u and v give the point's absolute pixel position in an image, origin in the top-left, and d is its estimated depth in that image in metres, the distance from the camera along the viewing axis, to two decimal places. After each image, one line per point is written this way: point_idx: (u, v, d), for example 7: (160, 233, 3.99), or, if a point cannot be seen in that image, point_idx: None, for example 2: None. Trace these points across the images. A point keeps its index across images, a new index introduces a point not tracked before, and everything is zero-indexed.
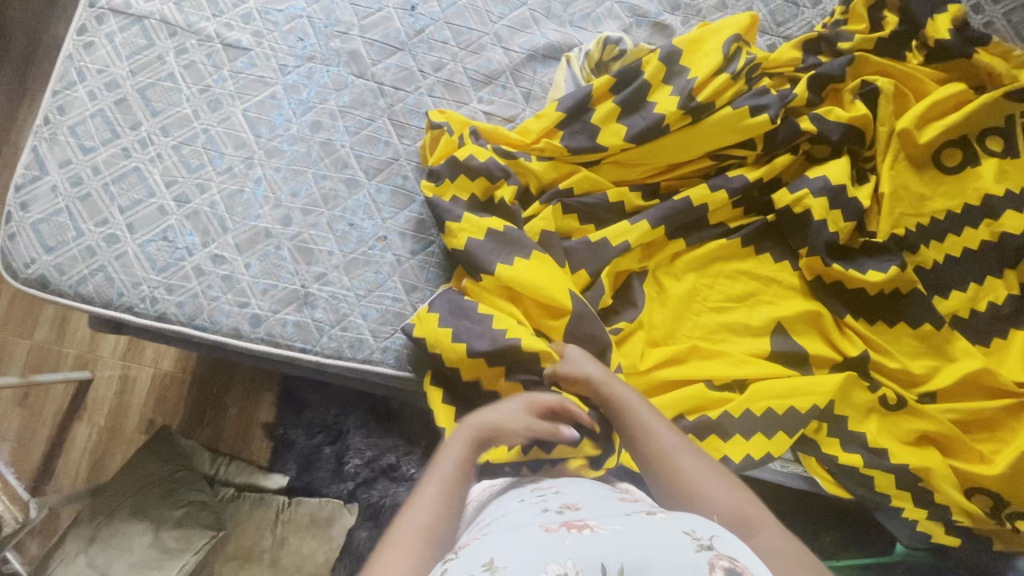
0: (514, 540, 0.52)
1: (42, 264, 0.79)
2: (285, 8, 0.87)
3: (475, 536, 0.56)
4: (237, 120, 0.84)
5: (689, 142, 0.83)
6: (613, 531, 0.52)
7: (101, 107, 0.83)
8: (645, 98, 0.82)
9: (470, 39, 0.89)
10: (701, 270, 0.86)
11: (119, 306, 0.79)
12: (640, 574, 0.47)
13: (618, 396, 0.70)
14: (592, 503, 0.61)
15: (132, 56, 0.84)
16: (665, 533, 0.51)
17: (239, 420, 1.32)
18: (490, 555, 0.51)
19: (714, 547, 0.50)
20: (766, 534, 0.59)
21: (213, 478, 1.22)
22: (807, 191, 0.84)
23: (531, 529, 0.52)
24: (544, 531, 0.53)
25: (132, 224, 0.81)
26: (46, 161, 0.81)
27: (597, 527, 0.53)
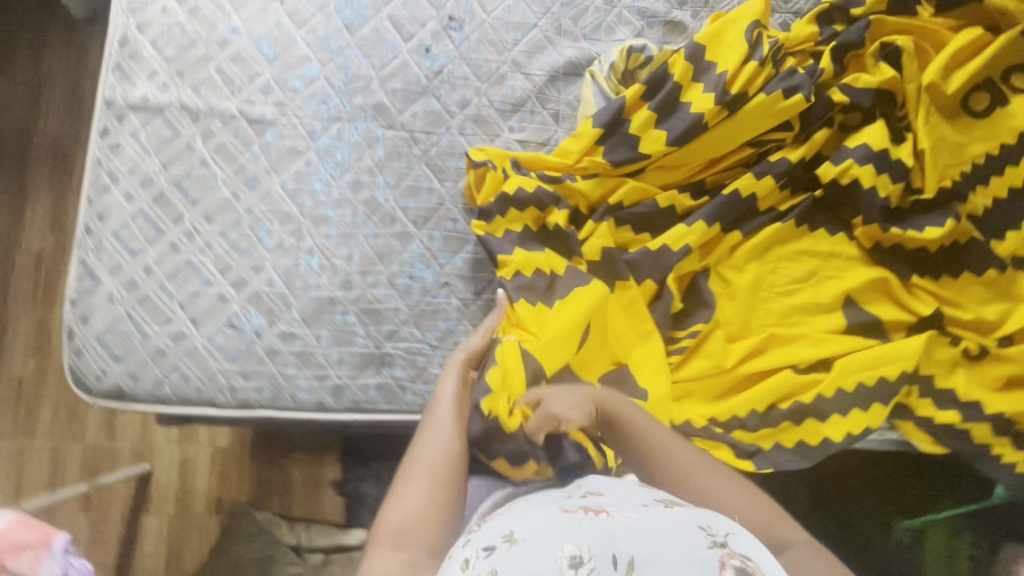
0: (532, 516, 0.53)
1: (115, 375, 0.78)
2: (301, 73, 0.86)
3: (494, 514, 0.58)
4: (277, 194, 0.84)
5: (729, 135, 0.83)
6: (629, 518, 0.51)
7: (140, 206, 0.82)
8: (679, 100, 0.82)
9: (490, 70, 0.89)
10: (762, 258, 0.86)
11: (199, 401, 0.79)
12: (653, 563, 0.47)
13: (627, 414, 0.70)
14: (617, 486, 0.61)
15: (160, 149, 0.83)
16: (684, 528, 0.51)
17: (306, 483, 1.31)
18: (508, 527, 0.52)
19: (728, 545, 0.50)
20: (790, 547, 0.64)
21: (296, 547, 1.14)
22: (851, 160, 0.85)
23: (551, 511, 0.53)
24: (563, 511, 0.54)
25: (196, 318, 0.80)
26: (96, 270, 0.80)
27: (612, 513, 0.53)
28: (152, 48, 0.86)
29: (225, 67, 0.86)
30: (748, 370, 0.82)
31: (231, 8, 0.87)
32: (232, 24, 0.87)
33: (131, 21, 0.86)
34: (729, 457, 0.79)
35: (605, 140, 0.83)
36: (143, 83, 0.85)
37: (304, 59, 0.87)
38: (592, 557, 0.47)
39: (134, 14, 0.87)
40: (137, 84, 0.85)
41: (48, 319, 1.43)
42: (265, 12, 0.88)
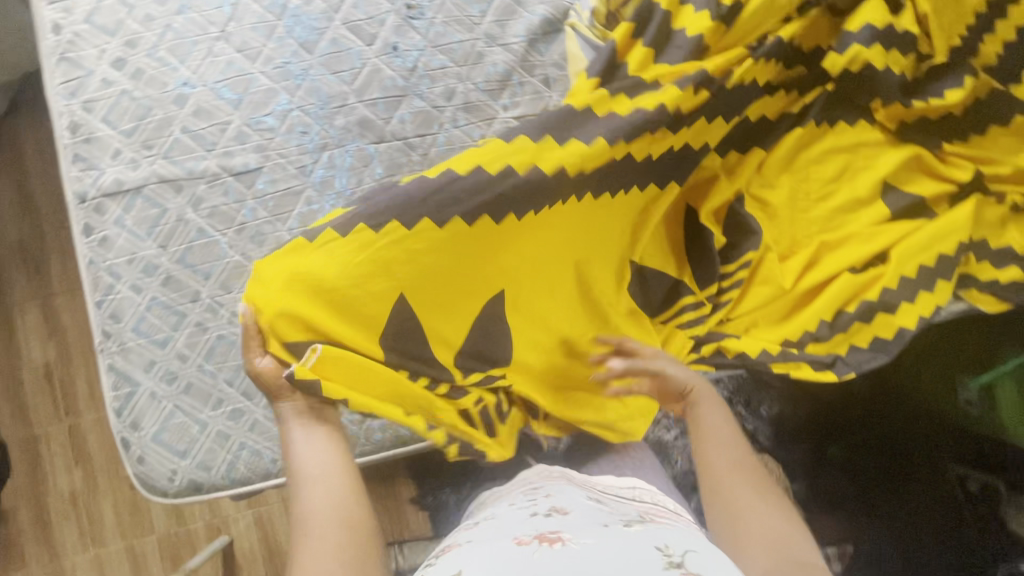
0: (484, 551, 0.51)
1: (185, 471, 0.75)
2: (272, 109, 0.80)
3: (451, 547, 0.56)
4: (288, 242, 0.79)
5: (729, 52, 0.79)
6: (584, 545, 0.51)
7: (152, 295, 0.77)
8: (672, 29, 0.78)
9: (465, 51, 0.83)
10: (788, 169, 0.84)
11: (278, 471, 0.77)
12: None
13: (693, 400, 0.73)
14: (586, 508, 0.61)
15: (153, 230, 0.78)
16: (638, 548, 0.50)
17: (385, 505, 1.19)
18: (457, 565, 0.50)
19: (684, 564, 0.48)
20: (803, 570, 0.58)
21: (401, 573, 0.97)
22: (859, 46, 0.80)
23: (503, 542, 0.51)
24: (517, 544, 0.53)
25: (248, 391, 0.77)
26: (130, 373, 0.76)
27: (568, 541, 0.52)
28: (107, 126, 0.79)
29: (191, 124, 0.80)
30: (808, 284, 0.81)
31: (176, 60, 0.80)
32: (183, 77, 0.80)
33: (75, 104, 0.79)
34: (810, 373, 0.79)
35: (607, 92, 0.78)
36: (111, 166, 0.79)
37: (270, 93, 0.81)
38: None
39: (74, 95, 0.79)
40: (105, 169, 0.79)
41: None
42: (213, 54, 0.81)
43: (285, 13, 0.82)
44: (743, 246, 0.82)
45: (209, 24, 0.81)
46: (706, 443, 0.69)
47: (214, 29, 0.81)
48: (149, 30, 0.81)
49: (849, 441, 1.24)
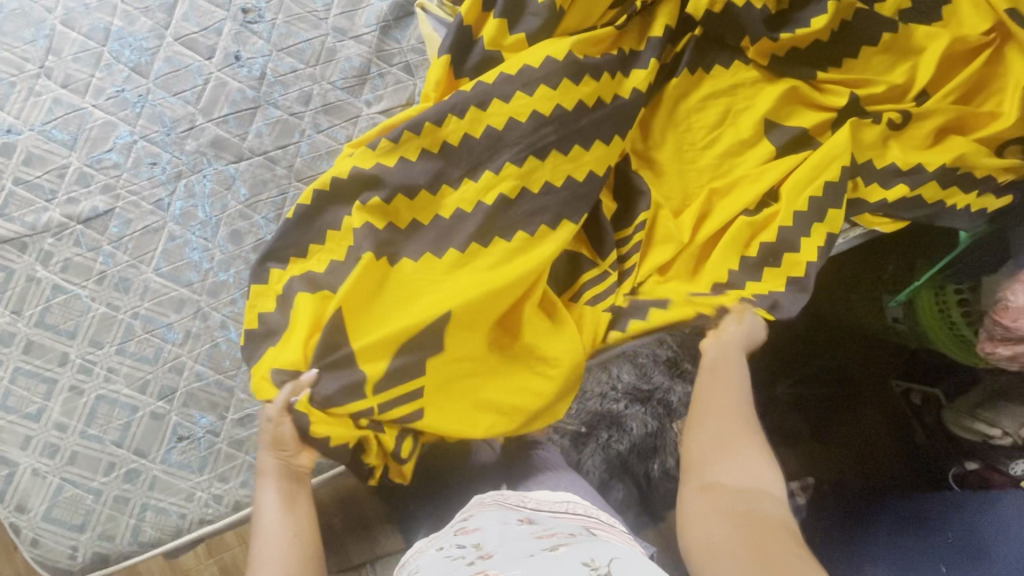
0: None
1: (86, 545, 0.70)
2: (113, 144, 0.74)
3: None
4: (157, 283, 0.73)
5: (587, 11, 0.77)
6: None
7: (15, 365, 0.71)
8: None
9: (315, 50, 0.78)
10: (670, 120, 0.82)
11: (189, 526, 0.72)
12: None
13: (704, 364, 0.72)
14: (507, 542, 0.60)
15: (2, 295, 0.71)
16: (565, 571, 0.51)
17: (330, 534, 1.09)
18: None
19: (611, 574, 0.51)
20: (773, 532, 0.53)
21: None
22: None
23: None
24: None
25: (141, 448, 0.72)
26: (6, 453, 0.70)
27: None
28: None
29: (24, 175, 0.73)
30: (704, 237, 0.80)
31: None
32: (5, 124, 0.73)
33: None
34: None
35: (466, 71, 0.75)
36: None
37: (108, 126, 0.74)
38: None
39: None
40: None
41: None
42: (35, 94, 0.74)
43: (110, 38, 0.75)
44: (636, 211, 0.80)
45: (26, 62, 0.74)
46: (710, 403, 0.68)
47: (31, 66, 0.74)
48: None
49: (798, 376, 1.25)
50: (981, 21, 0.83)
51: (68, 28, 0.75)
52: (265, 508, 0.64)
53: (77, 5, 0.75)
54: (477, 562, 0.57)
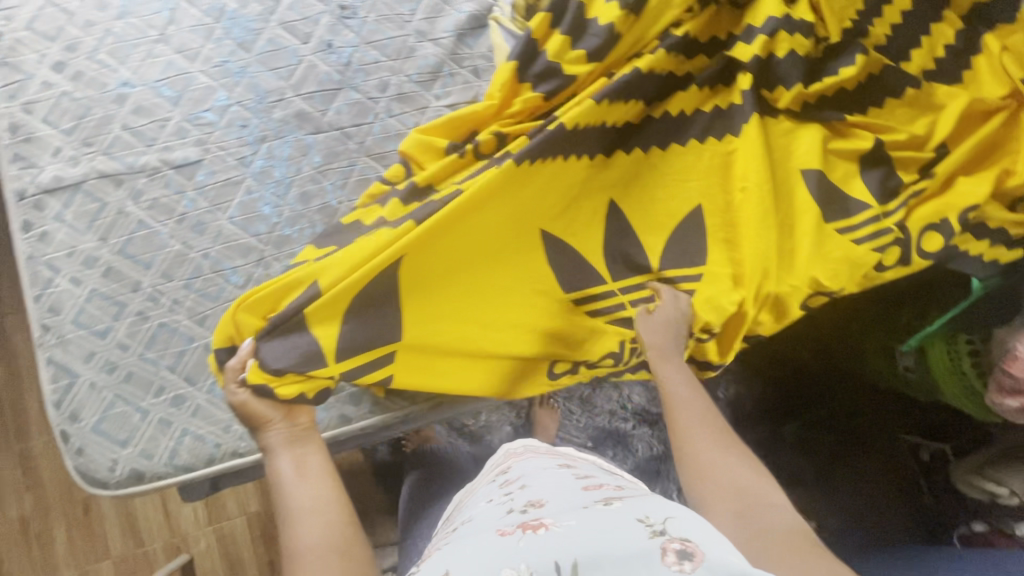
0: (468, 550, 0.55)
1: (126, 460, 0.75)
2: (211, 105, 0.84)
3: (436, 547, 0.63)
4: (230, 230, 0.81)
5: (639, 37, 0.86)
6: (566, 527, 0.55)
7: (93, 287, 0.78)
8: (586, 18, 0.84)
9: (397, 47, 0.88)
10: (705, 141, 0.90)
11: (222, 456, 0.77)
12: (593, 560, 0.50)
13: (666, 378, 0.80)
14: (556, 493, 0.65)
15: (93, 224, 0.80)
16: (620, 525, 0.54)
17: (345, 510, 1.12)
18: (444, 568, 0.54)
19: (666, 531, 0.53)
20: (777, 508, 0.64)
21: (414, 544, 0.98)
22: (763, 36, 0.88)
23: (487, 537, 0.56)
24: (502, 535, 0.58)
25: (190, 376, 0.77)
26: (70, 365, 0.77)
27: (550, 525, 0.56)
28: (47, 126, 0.81)
29: (131, 122, 0.82)
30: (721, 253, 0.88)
31: (116, 62, 0.83)
32: (123, 78, 0.83)
33: (16, 106, 0.81)
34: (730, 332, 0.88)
35: (526, 77, 0.84)
36: (50, 163, 0.80)
37: (209, 90, 0.84)
38: (533, 570, 0.50)
39: (14, 98, 0.82)
40: (45, 166, 0.80)
41: (30, 449, 1.36)
42: (152, 56, 0.84)
43: (223, 16, 0.86)
44: (657, 220, 0.88)
45: (149, 28, 0.85)
46: (678, 412, 0.77)
47: (153, 32, 0.85)
48: (88, 34, 0.84)
49: (810, 418, 1.32)
50: (999, 86, 0.91)
51: (189, 5, 0.86)
52: (284, 476, 0.71)
53: None
54: (531, 509, 0.62)
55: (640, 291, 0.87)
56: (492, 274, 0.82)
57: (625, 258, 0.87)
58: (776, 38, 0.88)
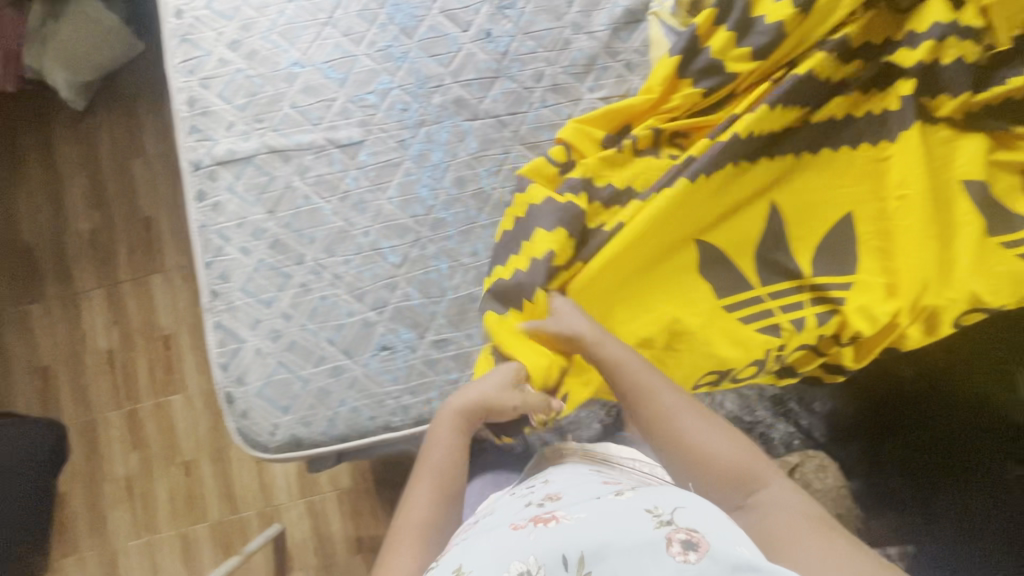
0: (485, 544, 0.56)
1: (286, 425, 0.78)
2: (374, 87, 0.86)
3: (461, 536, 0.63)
4: (388, 210, 0.83)
5: (802, 37, 0.84)
6: (576, 520, 0.54)
7: (260, 257, 0.81)
8: (752, 16, 0.83)
9: (554, 38, 0.89)
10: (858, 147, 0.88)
11: (375, 428, 0.79)
12: (599, 552, 0.50)
13: (614, 359, 0.73)
14: (574, 484, 0.66)
15: (262, 197, 0.83)
16: (628, 515, 0.53)
17: None
18: (458, 561, 0.55)
19: (673, 522, 0.51)
20: (767, 487, 0.65)
21: None
22: (930, 41, 0.85)
23: (501, 531, 0.57)
24: (515, 529, 0.58)
25: (348, 349, 0.80)
26: (237, 330, 0.80)
27: (562, 518, 0.56)
28: (222, 100, 0.85)
29: (300, 101, 0.85)
30: (874, 260, 0.86)
31: (287, 43, 0.86)
32: (293, 58, 0.86)
33: (193, 80, 0.85)
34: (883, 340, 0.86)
35: (687, 74, 0.84)
36: (224, 136, 0.84)
37: (373, 73, 0.86)
38: (540, 563, 0.50)
39: (192, 72, 0.85)
40: (219, 139, 0.84)
41: (137, 411, 1.43)
42: (321, 38, 0.87)
43: (388, 2, 0.88)
44: (808, 224, 0.87)
45: (318, 11, 0.88)
46: (636, 396, 0.71)
47: (322, 15, 0.87)
48: (262, 15, 0.87)
49: (908, 439, 1.22)
50: None
51: None
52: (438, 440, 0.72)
53: None
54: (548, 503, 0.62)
55: (788, 299, 0.86)
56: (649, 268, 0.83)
57: (774, 263, 0.86)
58: (943, 45, 0.86)
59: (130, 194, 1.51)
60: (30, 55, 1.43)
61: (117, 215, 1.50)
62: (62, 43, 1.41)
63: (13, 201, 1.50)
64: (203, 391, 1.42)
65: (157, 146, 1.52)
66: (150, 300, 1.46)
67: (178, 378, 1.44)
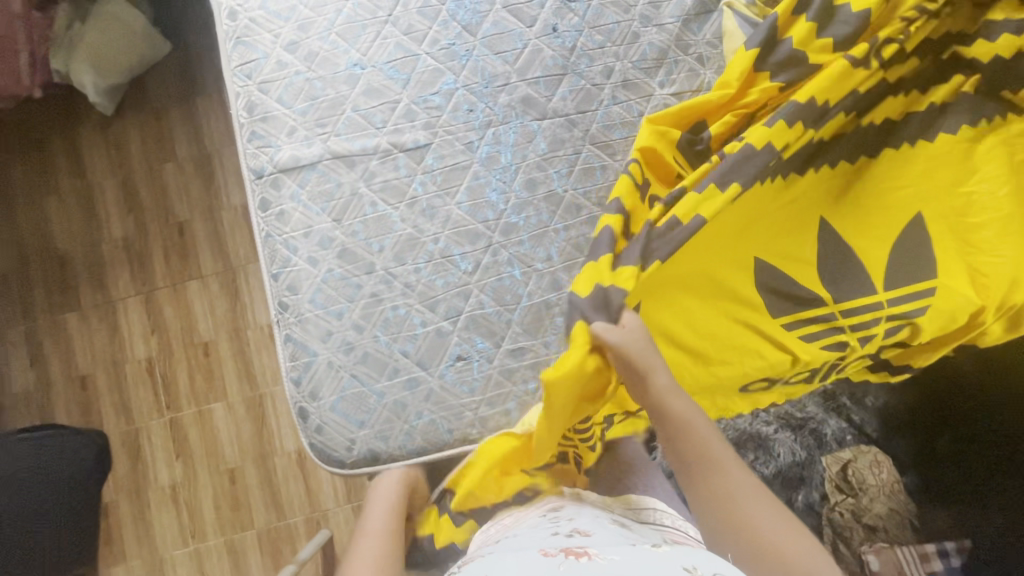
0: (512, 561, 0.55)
1: (363, 440, 0.76)
2: (439, 87, 0.83)
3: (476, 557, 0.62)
4: (458, 215, 0.80)
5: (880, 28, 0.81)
6: (611, 561, 0.54)
7: (329, 267, 0.79)
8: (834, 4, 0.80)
9: (623, 32, 0.85)
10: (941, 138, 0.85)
11: (454, 440, 0.77)
12: None
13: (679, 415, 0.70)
14: (603, 529, 0.65)
15: (328, 204, 0.80)
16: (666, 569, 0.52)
17: None
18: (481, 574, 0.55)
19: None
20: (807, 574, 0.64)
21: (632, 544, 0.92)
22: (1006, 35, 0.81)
23: (529, 551, 0.56)
24: (544, 552, 0.57)
25: (423, 360, 0.77)
26: (308, 343, 0.77)
27: (595, 555, 0.55)
28: (282, 105, 0.82)
29: (362, 103, 0.82)
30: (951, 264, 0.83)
31: (346, 43, 0.83)
32: (353, 58, 0.83)
33: (252, 85, 0.82)
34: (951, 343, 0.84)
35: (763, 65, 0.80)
36: (286, 142, 0.81)
37: (437, 72, 0.83)
38: None
39: (249, 76, 0.82)
40: (281, 146, 0.81)
41: (178, 420, 1.41)
42: (381, 37, 0.84)
43: None
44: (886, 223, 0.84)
45: (378, 8, 0.84)
46: (694, 456, 0.70)
47: (382, 13, 0.84)
48: (319, 14, 0.84)
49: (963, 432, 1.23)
50: None
51: None
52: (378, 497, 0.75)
53: None
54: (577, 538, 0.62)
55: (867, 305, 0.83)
56: (712, 273, 0.82)
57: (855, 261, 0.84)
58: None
59: (163, 200, 1.48)
60: (58, 59, 1.40)
61: (151, 221, 1.47)
62: (91, 46, 1.38)
63: (46, 209, 1.48)
64: (245, 398, 1.40)
65: (189, 149, 1.49)
66: (188, 307, 1.44)
67: (219, 386, 1.42)
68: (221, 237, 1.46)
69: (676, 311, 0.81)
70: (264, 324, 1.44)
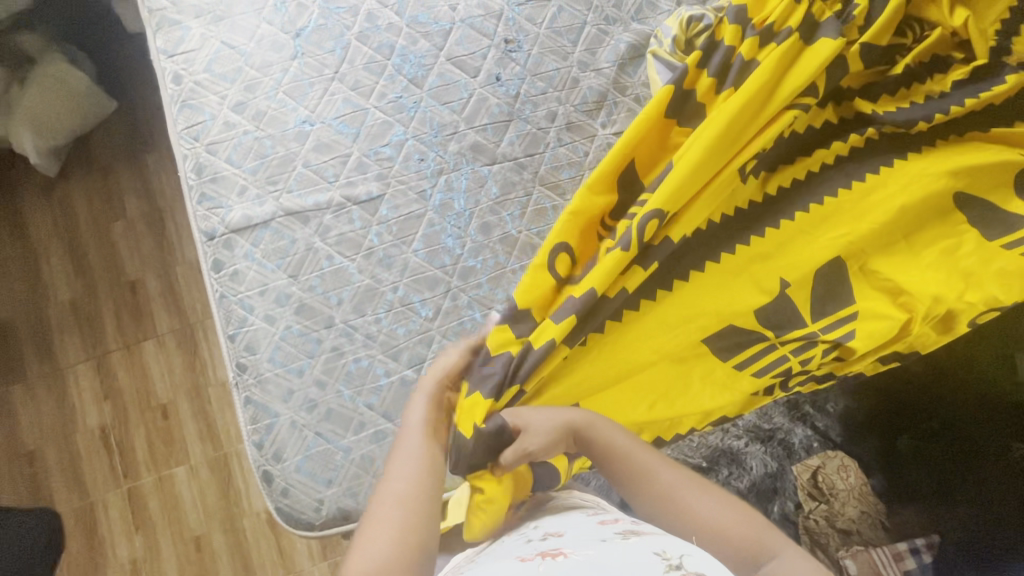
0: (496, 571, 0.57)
1: (332, 499, 0.74)
2: (389, 139, 0.84)
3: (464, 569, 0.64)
4: (416, 263, 0.81)
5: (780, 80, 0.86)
6: (583, 556, 0.55)
7: (287, 324, 0.78)
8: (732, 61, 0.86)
9: (563, 77, 0.89)
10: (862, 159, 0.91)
11: None
12: None
13: (612, 443, 0.72)
14: (575, 524, 0.66)
15: (283, 261, 0.80)
16: (636, 558, 0.54)
17: None
18: None
19: (682, 565, 0.52)
20: (773, 555, 0.67)
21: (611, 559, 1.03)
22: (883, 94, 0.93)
23: (509, 561, 0.58)
24: (523, 560, 0.58)
25: (388, 411, 0.77)
26: (269, 405, 0.76)
27: (570, 553, 0.57)
28: (231, 164, 0.82)
29: (313, 159, 0.83)
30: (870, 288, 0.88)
31: (294, 101, 0.84)
32: (302, 115, 0.84)
33: (199, 147, 0.82)
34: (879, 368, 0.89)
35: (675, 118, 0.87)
36: (237, 202, 0.81)
37: (386, 125, 0.85)
38: None
39: (197, 139, 0.82)
40: (232, 206, 0.81)
41: (137, 489, 1.34)
42: (329, 94, 0.85)
43: (394, 53, 0.87)
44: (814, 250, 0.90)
45: (324, 66, 0.86)
46: (637, 477, 0.72)
47: (328, 71, 0.86)
48: (265, 75, 0.85)
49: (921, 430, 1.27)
50: None
51: (360, 42, 0.87)
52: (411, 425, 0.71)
53: (370, 25, 0.88)
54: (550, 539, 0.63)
55: (800, 331, 0.88)
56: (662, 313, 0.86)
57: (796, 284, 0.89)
58: (908, 92, 0.93)
59: (113, 259, 1.43)
60: None
61: (101, 281, 1.42)
62: (31, 109, 1.35)
63: None
64: (209, 459, 1.34)
65: (139, 206, 1.46)
66: (144, 368, 1.39)
67: (180, 449, 1.36)
68: (176, 294, 1.42)
69: (620, 349, 0.84)
70: (225, 380, 1.39)
